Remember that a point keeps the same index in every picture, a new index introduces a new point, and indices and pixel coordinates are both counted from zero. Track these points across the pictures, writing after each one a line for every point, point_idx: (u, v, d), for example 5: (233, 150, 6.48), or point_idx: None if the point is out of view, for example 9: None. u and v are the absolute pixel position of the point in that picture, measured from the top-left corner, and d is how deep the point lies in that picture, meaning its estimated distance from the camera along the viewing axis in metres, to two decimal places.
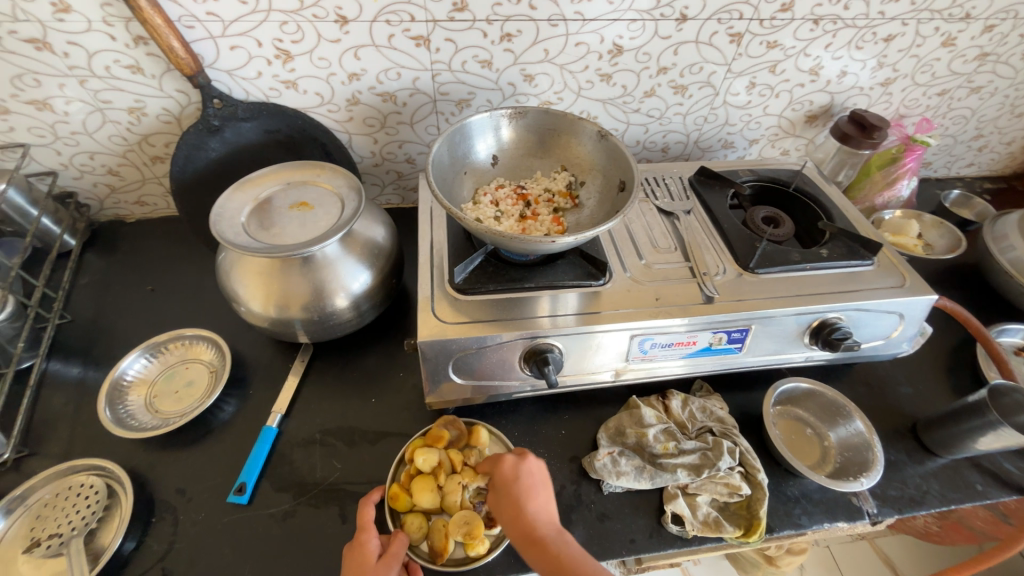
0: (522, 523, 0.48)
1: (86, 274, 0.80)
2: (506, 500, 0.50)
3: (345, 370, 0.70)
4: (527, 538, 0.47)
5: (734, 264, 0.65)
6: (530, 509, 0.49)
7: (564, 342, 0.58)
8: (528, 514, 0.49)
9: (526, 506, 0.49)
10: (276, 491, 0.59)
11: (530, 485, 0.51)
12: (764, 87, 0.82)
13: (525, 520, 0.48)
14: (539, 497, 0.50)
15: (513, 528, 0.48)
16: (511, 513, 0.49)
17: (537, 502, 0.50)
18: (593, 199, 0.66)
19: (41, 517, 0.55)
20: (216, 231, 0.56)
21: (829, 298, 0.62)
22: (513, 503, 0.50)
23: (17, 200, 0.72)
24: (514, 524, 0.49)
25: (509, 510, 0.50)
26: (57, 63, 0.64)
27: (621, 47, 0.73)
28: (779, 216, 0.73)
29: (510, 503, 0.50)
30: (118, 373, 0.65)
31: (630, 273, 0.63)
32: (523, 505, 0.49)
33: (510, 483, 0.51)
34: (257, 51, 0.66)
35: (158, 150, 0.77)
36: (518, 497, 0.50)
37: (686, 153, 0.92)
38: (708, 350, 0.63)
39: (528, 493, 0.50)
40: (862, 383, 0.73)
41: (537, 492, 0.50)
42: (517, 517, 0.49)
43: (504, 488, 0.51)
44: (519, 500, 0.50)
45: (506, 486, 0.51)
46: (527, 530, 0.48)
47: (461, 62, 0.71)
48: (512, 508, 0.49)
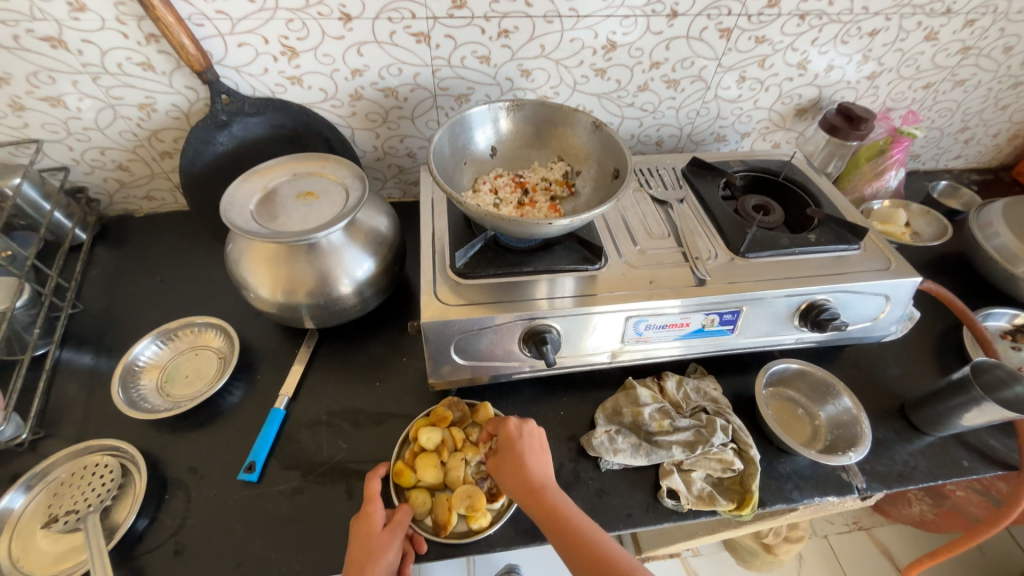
0: (522, 475, 0.53)
1: (97, 267, 0.82)
2: (508, 457, 0.55)
3: (349, 356, 0.72)
4: (526, 488, 0.52)
5: (726, 249, 0.68)
6: (530, 464, 0.54)
7: (562, 323, 0.60)
8: (528, 468, 0.53)
9: (527, 462, 0.54)
10: (284, 470, 0.61)
11: (530, 444, 0.56)
12: (754, 81, 0.85)
13: (525, 473, 0.53)
14: (538, 455, 0.55)
15: (513, 479, 0.53)
16: (512, 467, 0.54)
17: (536, 459, 0.54)
18: (589, 187, 0.69)
19: (58, 495, 0.57)
20: (226, 218, 0.58)
21: (817, 281, 0.64)
22: (514, 459, 0.54)
23: (31, 195, 0.74)
24: (514, 476, 0.53)
25: (510, 464, 0.54)
26: (72, 61, 0.67)
27: (614, 43, 0.76)
28: (769, 204, 0.76)
29: (511, 458, 0.55)
30: (131, 358, 0.67)
31: (625, 258, 0.66)
32: (523, 461, 0.54)
33: (512, 441, 0.56)
34: (264, 48, 0.69)
35: (167, 145, 0.79)
36: (520, 454, 0.55)
37: (680, 146, 0.95)
38: (701, 332, 0.65)
39: (528, 452, 0.55)
40: (852, 365, 0.75)
41: (536, 452, 0.55)
42: (517, 470, 0.53)
43: (506, 447, 0.56)
44: (520, 457, 0.54)
45: (507, 445, 0.56)
46: (526, 482, 0.52)
47: (460, 58, 0.74)
48: (512, 464, 0.54)
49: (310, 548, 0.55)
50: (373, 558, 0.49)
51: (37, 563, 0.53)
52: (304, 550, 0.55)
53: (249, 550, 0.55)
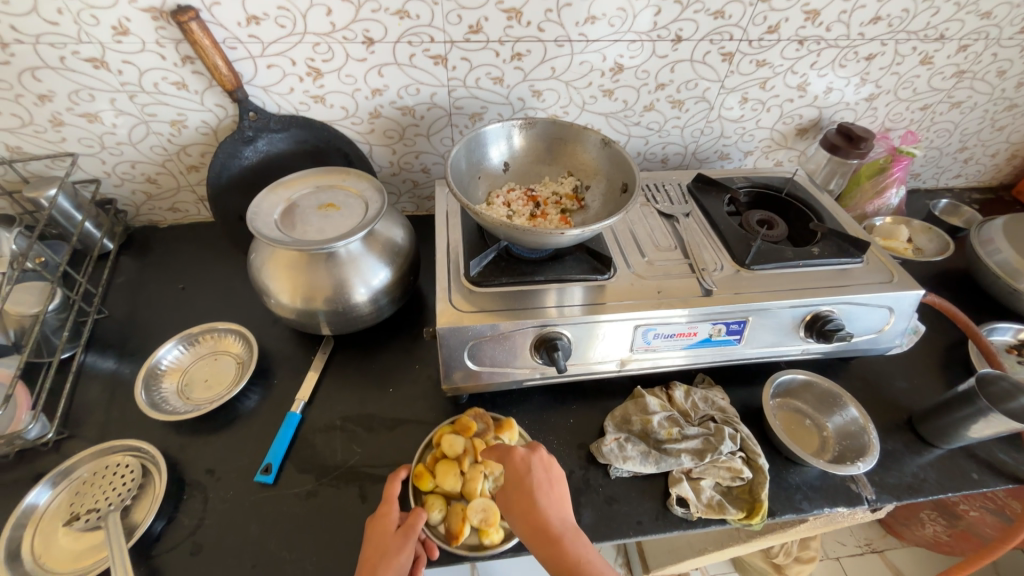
0: (537, 520, 0.50)
1: (121, 275, 0.85)
2: (520, 498, 0.52)
3: (364, 363, 0.74)
4: (541, 535, 0.49)
5: (731, 261, 0.70)
6: (544, 507, 0.51)
7: (573, 331, 0.62)
8: (542, 513, 0.51)
9: (541, 504, 0.51)
10: (299, 473, 0.62)
11: (543, 483, 0.53)
12: (756, 102, 0.88)
13: (540, 518, 0.50)
14: (552, 496, 0.52)
15: (526, 524, 0.50)
16: (525, 510, 0.51)
17: (550, 501, 0.52)
18: (598, 201, 0.71)
19: (81, 493, 0.58)
20: (252, 227, 0.61)
21: (820, 292, 0.66)
22: (527, 501, 0.52)
23: (65, 205, 0.78)
24: (528, 521, 0.50)
25: (523, 507, 0.51)
26: (111, 80, 0.71)
27: (622, 66, 0.79)
28: (773, 218, 0.78)
29: (524, 500, 0.52)
30: (155, 361, 0.69)
31: (633, 269, 0.68)
32: (537, 503, 0.51)
33: (524, 480, 0.53)
34: (291, 69, 0.73)
35: (194, 159, 0.83)
36: (533, 495, 0.52)
37: (685, 163, 0.98)
38: (708, 342, 0.67)
39: (542, 494, 0.52)
40: (858, 378, 0.76)
41: (550, 491, 0.53)
42: (531, 514, 0.51)
43: (517, 488, 0.53)
44: (533, 498, 0.52)
45: (519, 485, 0.53)
46: (541, 527, 0.50)
47: (475, 78, 0.78)
48: (526, 506, 0.51)
49: (324, 550, 0.56)
50: (387, 557, 0.50)
51: (56, 559, 0.54)
52: (318, 552, 0.56)
53: (263, 551, 0.56)
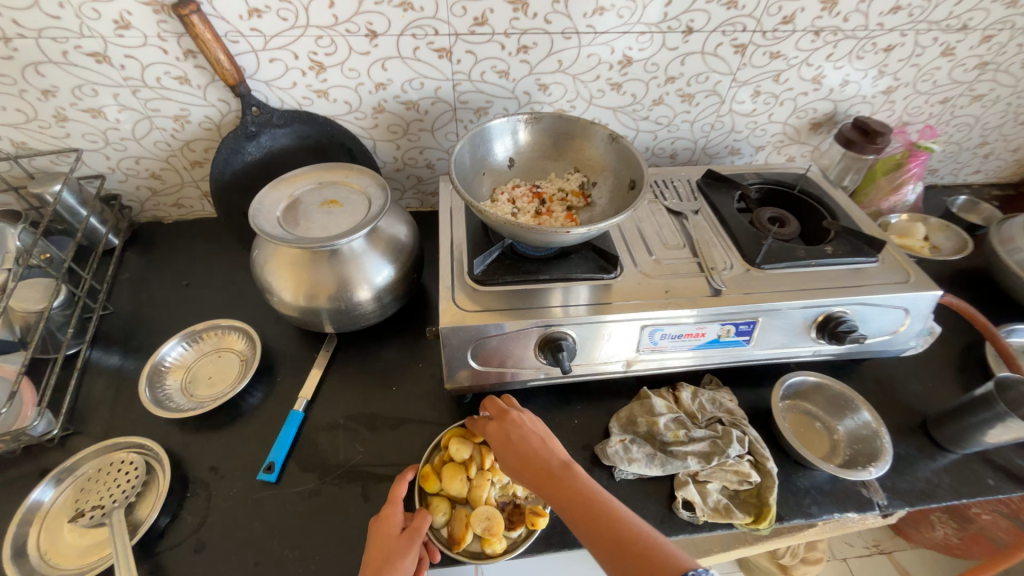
0: (529, 467, 0.54)
1: (127, 270, 0.86)
2: (510, 454, 0.55)
3: (367, 361, 0.73)
4: (536, 480, 0.53)
5: (741, 260, 0.68)
6: (533, 455, 0.54)
7: (578, 331, 0.61)
8: (532, 459, 0.54)
9: (528, 453, 0.55)
10: (302, 471, 0.62)
11: (524, 436, 0.56)
12: (768, 96, 0.86)
13: (531, 465, 0.54)
14: (537, 443, 0.56)
15: (522, 474, 0.54)
16: (517, 462, 0.55)
17: (536, 448, 0.55)
18: (604, 198, 0.70)
19: (86, 490, 0.58)
20: (255, 225, 0.61)
21: (834, 292, 0.64)
22: (516, 454, 0.55)
23: (70, 201, 0.78)
24: (523, 471, 0.54)
25: (514, 461, 0.55)
26: (114, 75, 0.71)
27: (631, 58, 0.77)
28: (785, 216, 0.76)
29: (515, 455, 0.55)
30: (159, 358, 0.70)
31: (640, 268, 0.66)
32: (524, 453, 0.55)
33: (506, 439, 0.57)
34: (293, 63, 0.72)
35: (198, 155, 0.83)
36: (518, 447, 0.55)
37: (694, 159, 0.96)
38: (716, 342, 0.65)
39: (529, 442, 0.56)
40: (870, 380, 0.74)
41: (534, 439, 0.56)
42: (522, 464, 0.54)
43: (506, 446, 0.56)
44: (519, 450, 0.55)
45: (504, 443, 0.56)
46: (536, 473, 0.53)
47: (480, 72, 0.76)
48: (517, 458, 0.55)
49: (327, 549, 0.56)
50: (391, 562, 0.50)
51: (62, 555, 0.54)
52: (320, 551, 0.56)
53: (266, 550, 0.56)
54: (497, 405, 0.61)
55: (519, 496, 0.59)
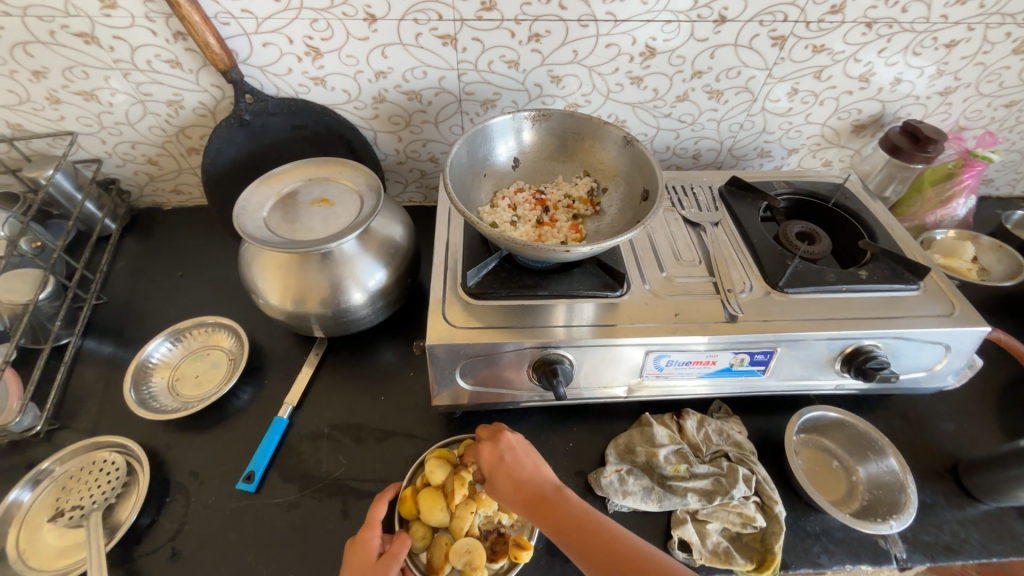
0: (522, 490, 0.50)
1: (124, 258, 0.84)
2: (501, 476, 0.52)
3: (357, 367, 0.70)
4: (529, 503, 0.49)
5: (762, 282, 0.62)
6: (524, 478, 0.51)
7: (575, 354, 0.56)
8: (524, 481, 0.51)
9: (521, 475, 0.51)
10: (283, 482, 0.60)
11: (517, 458, 0.53)
12: (807, 94, 0.77)
13: (524, 487, 0.50)
14: (530, 465, 0.52)
15: (515, 497, 0.50)
16: (509, 485, 0.51)
17: (529, 470, 0.52)
18: (614, 207, 0.65)
19: (67, 489, 0.58)
20: (238, 226, 0.57)
21: (865, 324, 0.57)
22: (509, 476, 0.52)
23: (65, 186, 0.76)
24: (515, 494, 0.50)
25: (506, 482, 0.51)
26: (104, 57, 0.67)
27: (654, 49, 0.70)
28: (816, 232, 0.69)
29: (505, 478, 0.52)
30: (144, 356, 0.68)
31: (649, 286, 0.61)
32: (518, 475, 0.51)
33: (499, 461, 0.53)
34: (288, 48, 0.67)
35: (194, 142, 0.79)
36: (511, 469, 0.52)
37: (719, 161, 0.88)
38: (728, 371, 0.60)
39: (520, 463, 0.52)
40: (898, 416, 0.68)
41: (526, 461, 0.53)
42: (515, 486, 0.51)
43: (496, 467, 0.53)
44: (512, 472, 0.52)
45: (497, 465, 0.53)
46: (528, 496, 0.49)
47: (487, 62, 0.70)
48: (510, 480, 0.51)
49: (302, 568, 0.54)
50: None
51: (41, 558, 0.54)
52: (294, 570, 0.54)
53: (241, 563, 0.54)
54: (488, 429, 0.57)
55: (504, 524, 0.56)
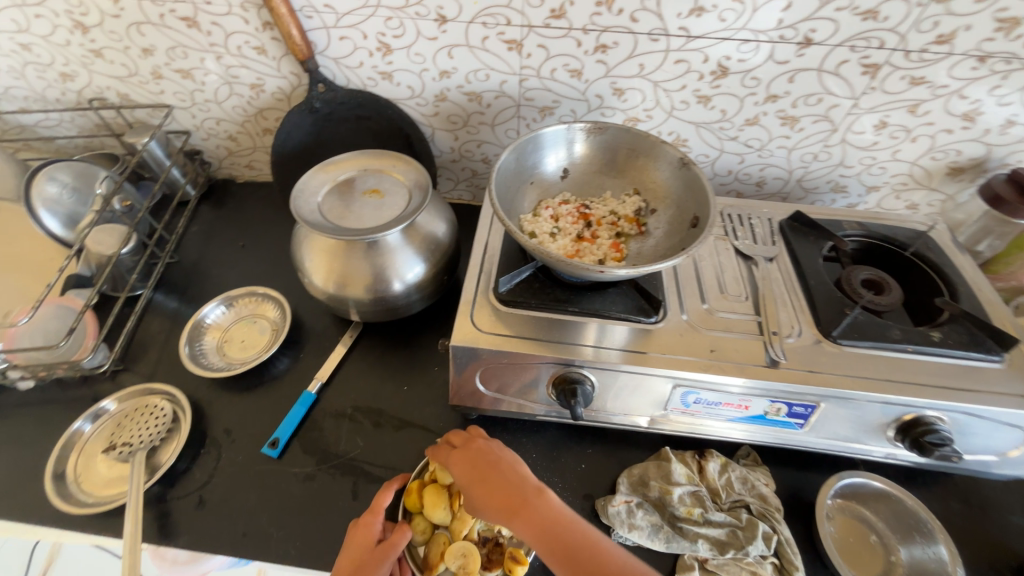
0: (501, 498, 0.48)
1: (197, 222, 0.92)
2: (482, 483, 0.50)
3: (386, 354, 0.73)
4: (507, 510, 0.48)
5: (813, 328, 0.57)
6: (504, 484, 0.49)
7: (599, 376, 0.55)
8: (504, 487, 0.49)
9: (499, 482, 0.50)
10: (303, 453, 0.63)
11: (494, 465, 0.51)
12: (897, 129, 0.70)
13: (502, 495, 0.49)
14: (507, 470, 0.51)
15: (493, 506, 0.48)
16: (487, 494, 0.49)
17: (507, 475, 0.50)
18: (661, 229, 0.63)
19: (121, 426, 0.65)
20: (294, 207, 0.61)
21: (930, 393, 0.51)
22: (486, 484, 0.50)
23: (157, 152, 0.84)
24: (493, 503, 0.49)
25: (483, 491, 0.50)
26: (201, 40, 0.74)
27: (727, 69, 0.66)
28: (886, 281, 0.62)
29: (485, 484, 0.50)
30: (200, 316, 0.75)
31: (687, 316, 0.58)
32: (494, 483, 0.50)
33: (475, 469, 0.51)
34: (362, 42, 0.70)
35: (270, 123, 0.85)
36: (490, 476, 0.50)
37: (785, 191, 0.82)
38: (761, 419, 0.56)
39: (500, 469, 0.51)
40: (957, 499, 0.60)
41: (503, 466, 0.51)
42: (496, 493, 0.49)
43: (475, 473, 0.51)
44: (491, 476, 0.50)
45: (475, 471, 0.51)
46: (508, 503, 0.48)
47: (550, 69, 0.70)
48: (487, 488, 0.50)
49: (308, 538, 0.57)
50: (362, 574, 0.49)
51: (93, 484, 0.61)
52: (301, 539, 0.57)
53: (254, 523, 0.58)
54: (463, 437, 0.56)
55: (503, 535, 0.56)
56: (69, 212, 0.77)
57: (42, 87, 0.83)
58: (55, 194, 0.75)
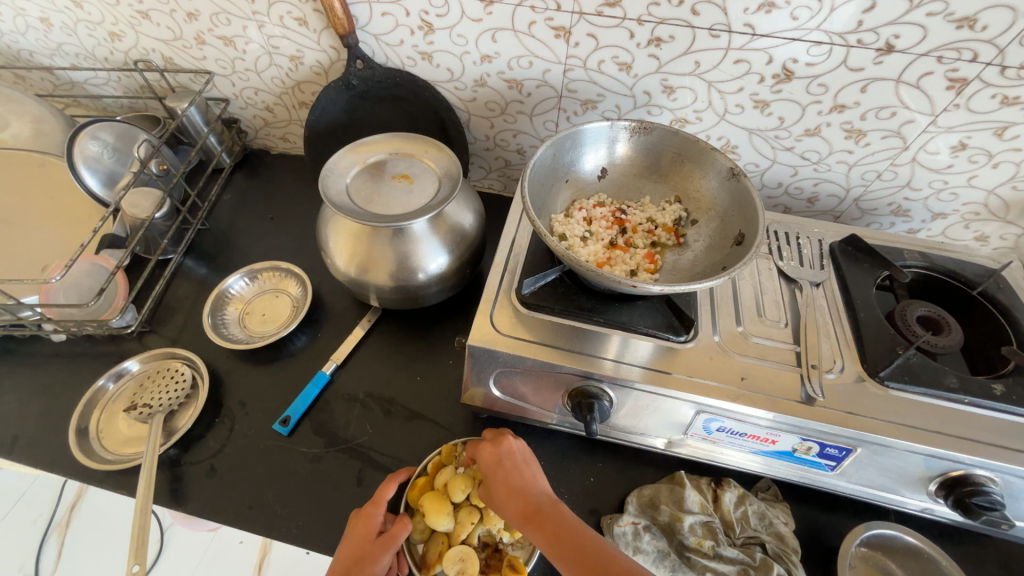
0: (518, 499, 0.48)
1: (230, 190, 0.92)
2: (497, 481, 0.50)
3: (403, 342, 0.72)
4: (523, 514, 0.47)
5: (857, 365, 0.53)
6: (519, 487, 0.49)
7: (618, 393, 0.52)
8: (518, 489, 0.49)
9: (517, 483, 0.49)
10: (313, 434, 0.63)
11: (514, 466, 0.51)
12: (978, 152, 0.63)
13: (519, 497, 0.48)
14: (527, 474, 0.50)
15: (510, 505, 0.48)
16: (504, 491, 0.49)
17: (527, 478, 0.50)
18: (701, 242, 0.59)
19: (142, 387, 0.67)
20: (321, 188, 0.60)
21: (983, 451, 0.47)
22: (504, 483, 0.50)
23: (196, 118, 0.85)
24: (510, 502, 0.48)
25: (501, 489, 0.49)
26: (244, 8, 0.73)
27: (791, 72, 0.61)
28: (945, 320, 0.57)
29: (500, 483, 0.50)
30: (224, 287, 0.76)
31: (719, 338, 0.55)
32: (511, 484, 0.49)
33: (497, 466, 0.51)
34: (403, 20, 0.68)
35: (306, 97, 0.84)
36: (509, 475, 0.50)
37: (839, 210, 0.76)
38: (788, 456, 0.52)
39: (516, 470, 0.50)
40: (995, 564, 0.56)
41: (524, 470, 0.50)
42: (509, 494, 0.49)
43: (491, 472, 0.51)
44: (508, 480, 0.49)
45: (493, 469, 0.51)
46: (521, 505, 0.47)
47: (598, 61, 0.66)
48: (507, 487, 0.49)
49: (311, 519, 0.57)
50: (361, 566, 0.49)
51: (114, 441, 0.63)
52: (304, 519, 0.57)
53: (261, 497, 0.58)
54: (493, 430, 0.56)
55: (504, 541, 0.55)
56: (107, 171, 0.78)
57: (92, 45, 0.84)
58: (97, 152, 0.76)
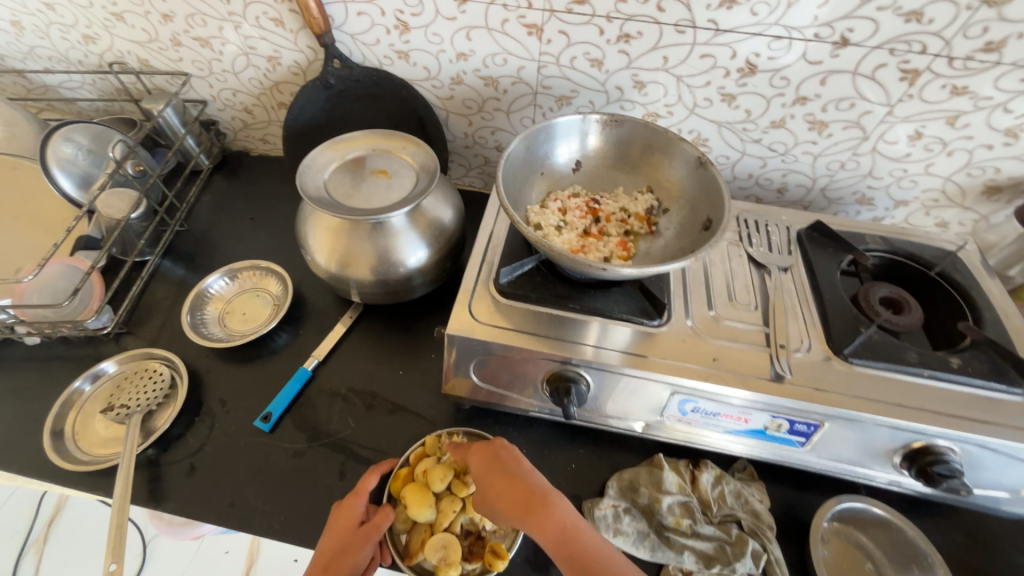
0: (514, 491, 0.46)
1: (209, 192, 0.92)
2: (492, 475, 0.49)
3: (385, 337, 0.72)
4: (519, 507, 0.45)
5: (823, 344, 0.55)
6: (514, 480, 0.47)
7: (595, 377, 0.53)
8: (514, 481, 0.47)
9: (513, 477, 0.48)
10: (295, 429, 0.63)
11: (510, 460, 0.49)
12: (933, 141, 0.66)
13: (515, 490, 0.46)
14: (523, 467, 0.49)
15: (505, 500, 0.46)
16: (499, 485, 0.47)
17: (523, 472, 0.48)
18: (672, 230, 0.61)
19: (119, 388, 0.66)
20: (299, 183, 0.60)
21: (942, 422, 0.49)
22: (500, 477, 0.48)
23: (173, 120, 0.84)
24: (506, 496, 0.46)
25: (495, 483, 0.48)
26: (220, 9, 0.73)
27: (755, 66, 0.63)
28: (906, 300, 0.59)
29: (495, 477, 0.48)
30: (203, 287, 0.75)
31: (691, 322, 0.56)
32: (507, 478, 0.48)
33: (493, 460, 0.50)
34: (379, 19, 0.69)
35: (284, 97, 0.84)
36: (505, 468, 0.48)
37: (807, 200, 0.79)
38: (761, 434, 0.54)
39: (512, 463, 0.49)
40: (960, 533, 0.58)
41: (519, 464, 0.49)
42: (505, 487, 0.47)
43: (486, 466, 0.50)
44: (505, 474, 0.48)
45: (488, 463, 0.50)
46: (517, 498, 0.46)
47: (570, 57, 0.67)
48: (503, 480, 0.48)
49: (293, 514, 0.57)
50: (344, 557, 0.49)
51: (91, 443, 0.63)
52: (286, 514, 0.57)
53: (242, 494, 0.58)
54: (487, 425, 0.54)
55: (487, 529, 0.55)
56: (82, 173, 0.77)
57: (65, 48, 0.84)
58: (71, 154, 0.76)
